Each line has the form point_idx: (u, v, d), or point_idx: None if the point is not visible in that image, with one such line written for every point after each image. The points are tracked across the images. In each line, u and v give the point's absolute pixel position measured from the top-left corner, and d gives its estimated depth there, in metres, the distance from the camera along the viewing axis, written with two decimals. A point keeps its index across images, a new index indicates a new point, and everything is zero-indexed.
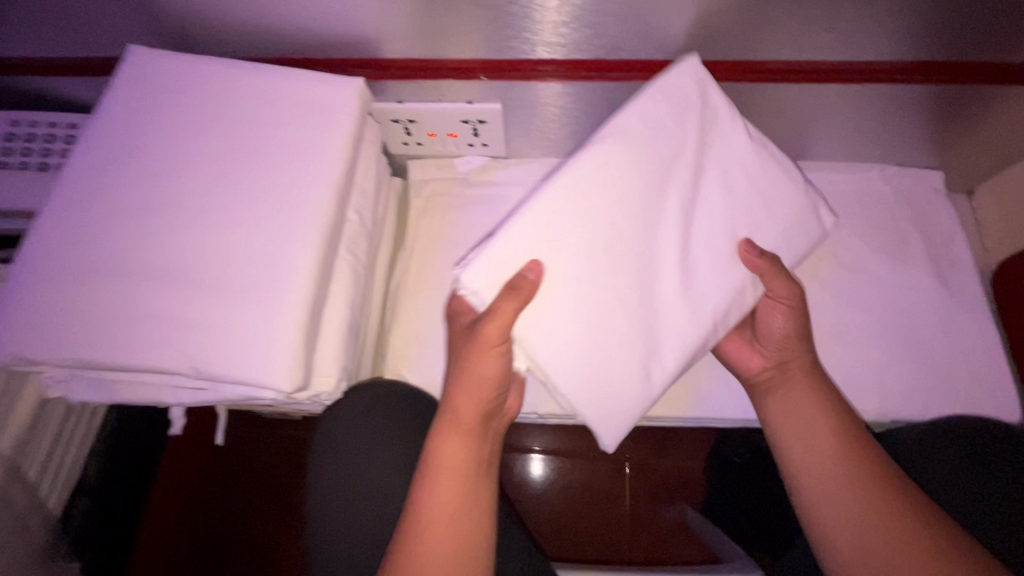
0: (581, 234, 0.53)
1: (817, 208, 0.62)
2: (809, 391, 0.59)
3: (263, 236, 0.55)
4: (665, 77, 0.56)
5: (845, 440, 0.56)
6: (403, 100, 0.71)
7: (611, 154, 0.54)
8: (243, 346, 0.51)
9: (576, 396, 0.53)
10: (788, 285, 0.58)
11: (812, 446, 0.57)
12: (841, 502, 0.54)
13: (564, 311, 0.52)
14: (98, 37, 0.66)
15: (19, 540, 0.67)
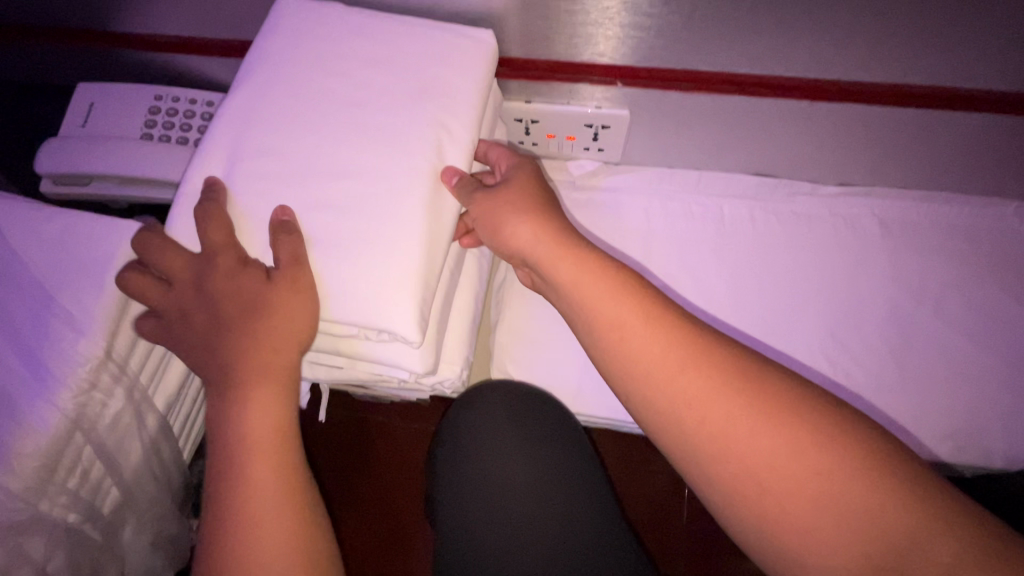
0: (276, 164, 0.52)
1: (468, 31, 0.58)
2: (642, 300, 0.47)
3: (395, 194, 0.51)
4: (390, 21, 0.58)
5: (802, 449, 0.39)
6: (532, 101, 0.71)
7: (258, 80, 0.55)
8: (374, 304, 0.49)
9: (370, 314, 0.49)
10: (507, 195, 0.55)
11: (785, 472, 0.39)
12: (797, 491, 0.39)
13: (344, 271, 0.50)
14: (242, 23, 0.69)
15: (155, 506, 0.57)
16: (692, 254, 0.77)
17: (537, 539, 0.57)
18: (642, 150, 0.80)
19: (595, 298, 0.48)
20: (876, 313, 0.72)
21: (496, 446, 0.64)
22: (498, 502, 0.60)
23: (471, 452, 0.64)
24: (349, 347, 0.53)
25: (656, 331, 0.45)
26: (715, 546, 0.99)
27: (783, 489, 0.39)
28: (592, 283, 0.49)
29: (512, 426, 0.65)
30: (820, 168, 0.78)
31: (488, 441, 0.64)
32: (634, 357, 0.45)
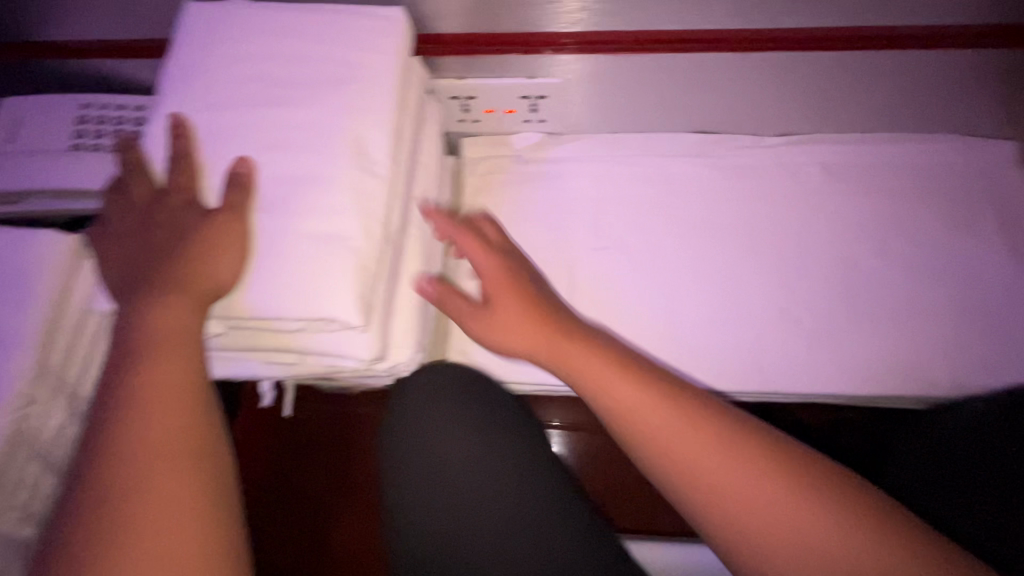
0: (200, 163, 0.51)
1: (383, 15, 0.58)
2: (599, 359, 0.49)
3: (322, 188, 0.51)
4: (302, 14, 0.57)
5: (771, 470, 0.40)
6: (464, 76, 0.71)
7: (174, 85, 0.54)
8: (308, 293, 0.48)
9: (303, 305, 0.48)
10: (519, 302, 0.55)
11: (738, 483, 0.40)
12: (781, 510, 0.39)
13: (275, 267, 0.49)
14: (159, 22, 0.67)
15: None
16: (641, 218, 0.77)
17: (480, 539, 0.56)
18: (584, 119, 0.79)
19: (604, 379, 0.48)
20: (822, 259, 0.73)
21: (441, 440, 0.61)
22: (441, 501, 0.58)
23: (413, 448, 0.61)
24: (295, 342, 0.51)
25: (631, 374, 0.47)
26: None
27: (734, 492, 0.40)
28: (582, 360, 0.50)
29: (453, 418, 0.62)
30: (759, 121, 0.79)
31: (428, 433, 0.61)
32: (620, 405, 0.46)
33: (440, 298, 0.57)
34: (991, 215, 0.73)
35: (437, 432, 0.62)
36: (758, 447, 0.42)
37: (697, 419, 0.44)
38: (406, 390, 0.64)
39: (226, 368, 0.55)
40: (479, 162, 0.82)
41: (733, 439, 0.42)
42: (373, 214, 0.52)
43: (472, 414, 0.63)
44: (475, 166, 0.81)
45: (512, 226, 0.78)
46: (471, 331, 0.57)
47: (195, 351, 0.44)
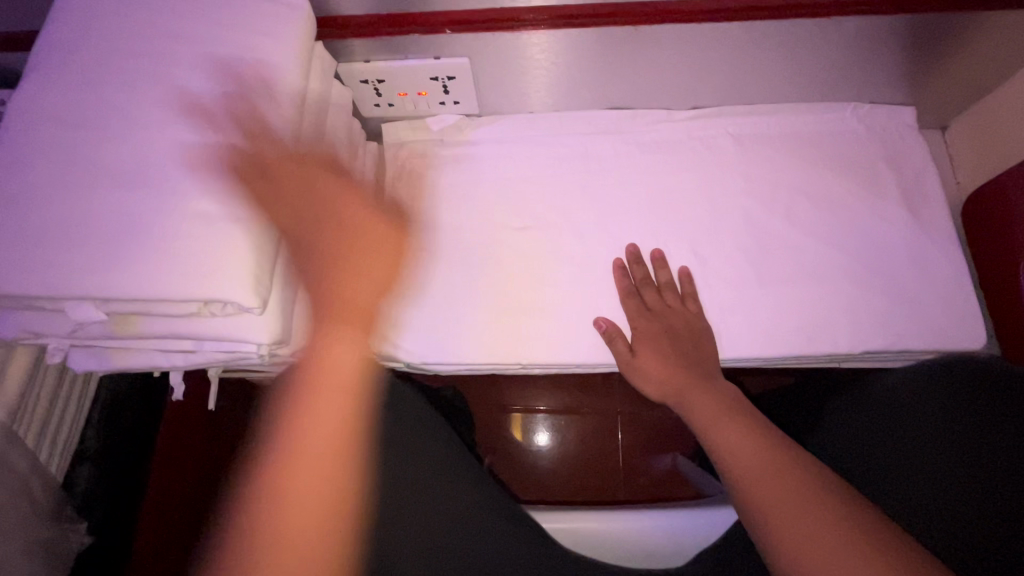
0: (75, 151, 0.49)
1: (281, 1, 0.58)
2: (710, 397, 0.57)
3: (210, 166, 0.50)
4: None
5: (782, 473, 0.48)
6: (371, 60, 0.70)
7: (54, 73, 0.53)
8: (200, 273, 0.46)
9: (195, 284, 0.46)
10: (659, 364, 0.63)
11: (778, 503, 0.46)
12: (781, 497, 0.46)
13: (161, 246, 0.46)
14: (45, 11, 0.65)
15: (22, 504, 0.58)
16: (559, 196, 0.77)
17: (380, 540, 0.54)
18: (500, 101, 0.80)
19: (718, 427, 0.54)
20: (734, 227, 0.75)
21: (331, 443, 0.58)
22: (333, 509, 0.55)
23: None
24: (187, 328, 0.50)
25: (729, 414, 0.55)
26: (654, 473, 1.10)
27: (782, 513, 0.45)
28: (701, 396, 0.58)
29: (331, 418, 0.59)
30: (673, 96, 0.80)
31: (305, 439, 0.57)
32: (721, 437, 0.53)
33: (610, 336, 0.68)
34: (892, 178, 0.75)
35: (315, 437, 0.58)
36: (780, 459, 0.49)
37: (736, 444, 0.51)
38: (277, 397, 0.60)
39: (124, 359, 0.54)
40: (400, 146, 0.81)
41: (753, 453, 0.50)
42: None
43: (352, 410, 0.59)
44: (395, 153, 0.81)
45: (432, 208, 0.77)
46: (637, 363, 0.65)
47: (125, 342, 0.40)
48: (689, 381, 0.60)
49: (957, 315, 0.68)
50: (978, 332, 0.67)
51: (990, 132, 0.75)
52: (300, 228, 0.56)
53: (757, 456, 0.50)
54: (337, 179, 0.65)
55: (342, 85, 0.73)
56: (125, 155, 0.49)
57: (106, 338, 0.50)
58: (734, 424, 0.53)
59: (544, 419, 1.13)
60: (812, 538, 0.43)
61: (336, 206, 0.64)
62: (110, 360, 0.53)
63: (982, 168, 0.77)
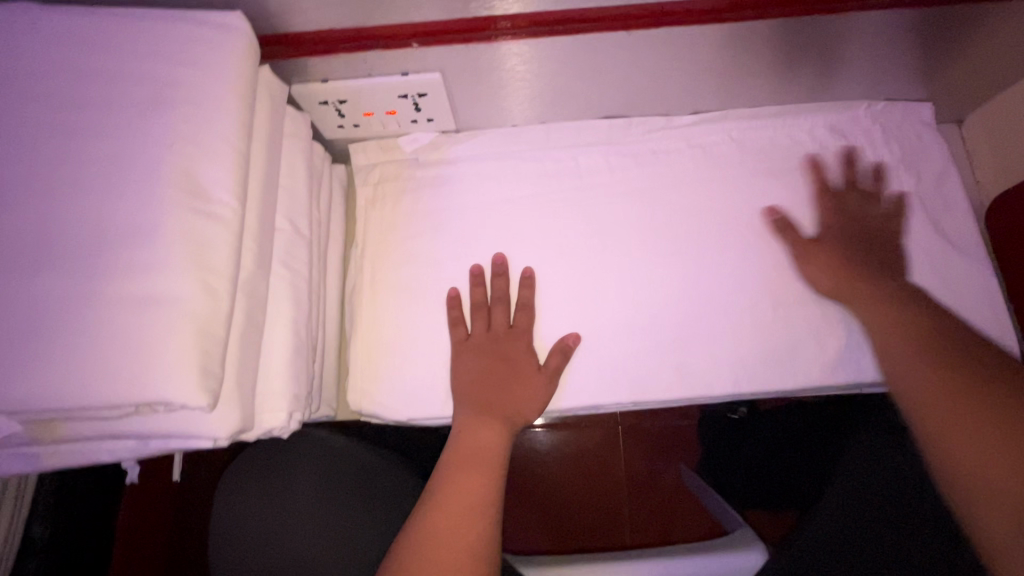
0: None
1: (211, 17, 0.47)
2: (887, 316, 0.57)
3: (135, 238, 0.41)
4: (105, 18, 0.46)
5: (992, 420, 0.46)
6: (330, 80, 0.61)
7: None
8: (131, 374, 0.38)
9: (125, 388, 0.38)
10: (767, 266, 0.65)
11: (952, 417, 0.48)
12: (972, 433, 0.46)
13: (81, 344, 0.38)
14: None
15: None
16: (550, 218, 0.70)
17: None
18: (481, 115, 0.72)
19: (902, 364, 0.54)
20: (742, 246, 0.68)
21: (272, 519, 0.61)
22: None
23: (244, 538, 0.60)
24: (129, 427, 0.42)
25: (898, 322, 0.56)
26: (660, 487, 1.05)
27: (959, 445, 0.47)
28: (894, 339, 0.55)
29: (284, 496, 0.62)
30: (670, 100, 0.72)
31: (260, 519, 0.61)
32: (900, 374, 0.53)
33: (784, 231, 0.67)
34: (912, 183, 0.69)
35: (267, 517, 0.61)
36: (981, 391, 0.48)
37: (906, 373, 0.53)
38: (227, 480, 0.64)
39: (61, 458, 0.46)
40: (371, 170, 0.73)
41: (938, 386, 0.50)
42: (218, 267, 0.42)
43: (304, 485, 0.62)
44: (367, 178, 0.73)
45: (409, 240, 0.69)
46: (833, 282, 0.63)
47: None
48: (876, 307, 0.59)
49: (986, 336, 0.63)
50: (1008, 352, 0.63)
51: (1012, 129, 0.69)
52: (255, 294, 0.48)
53: (937, 385, 0.50)
54: (300, 222, 0.57)
55: (298, 108, 0.64)
56: (30, 228, 0.40)
57: (27, 443, 0.42)
58: (918, 359, 0.53)
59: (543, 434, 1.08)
60: (966, 447, 0.46)
61: (301, 255, 0.56)
62: (46, 463, 0.46)
63: (1003, 168, 0.71)
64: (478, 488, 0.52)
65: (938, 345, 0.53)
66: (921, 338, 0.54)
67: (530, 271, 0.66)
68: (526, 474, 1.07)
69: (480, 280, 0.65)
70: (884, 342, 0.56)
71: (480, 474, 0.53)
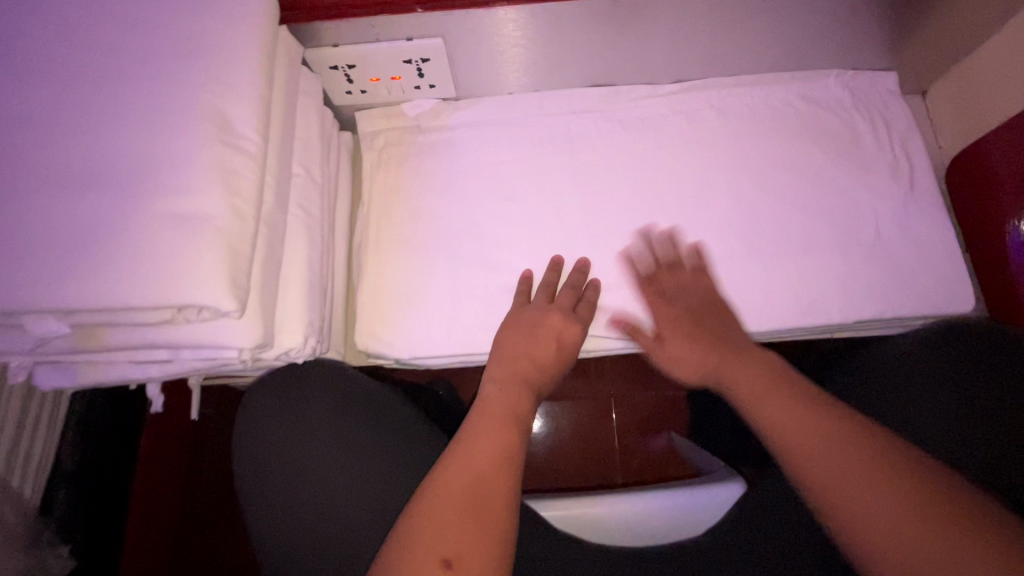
0: (16, 148, 0.45)
1: None
2: (758, 382, 0.54)
3: (171, 163, 0.46)
4: None
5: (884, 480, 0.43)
6: (340, 45, 0.66)
7: None
8: (168, 279, 0.43)
9: (163, 292, 0.43)
10: (696, 351, 0.62)
11: (857, 486, 0.43)
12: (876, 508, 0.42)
13: (124, 253, 0.43)
14: None
15: None
16: (542, 179, 0.74)
17: (330, 535, 0.57)
18: (478, 83, 0.77)
19: (787, 423, 0.49)
20: (723, 203, 0.72)
21: (290, 439, 0.62)
22: (294, 507, 0.59)
23: (262, 454, 0.62)
24: (162, 335, 0.47)
25: (776, 389, 0.53)
26: (652, 454, 1.10)
27: (839, 489, 0.44)
28: (776, 400, 0.51)
29: (304, 417, 0.63)
30: (654, 70, 0.78)
31: (278, 438, 0.62)
32: (795, 445, 0.47)
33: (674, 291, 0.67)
34: (880, 144, 0.74)
35: (285, 436, 0.62)
36: (839, 430, 0.46)
37: (802, 438, 0.47)
38: (248, 403, 0.65)
39: (96, 372, 0.50)
40: (376, 136, 0.78)
41: (805, 424, 0.48)
42: (243, 194, 0.47)
43: (324, 408, 0.63)
44: (372, 143, 0.78)
45: (411, 198, 0.74)
46: (711, 371, 0.60)
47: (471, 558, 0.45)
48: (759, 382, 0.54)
49: (947, 281, 0.68)
50: (966, 295, 0.68)
51: (969, 96, 0.75)
52: (274, 226, 0.53)
53: (806, 421, 0.48)
54: (312, 171, 0.61)
55: (310, 72, 0.69)
56: (77, 154, 0.45)
57: (70, 352, 0.47)
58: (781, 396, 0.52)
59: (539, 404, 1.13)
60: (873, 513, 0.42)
61: (313, 200, 0.60)
62: (83, 375, 0.50)
63: (964, 132, 0.77)
64: (504, 445, 0.53)
65: (783, 380, 0.53)
66: (773, 379, 0.54)
67: (588, 262, 0.68)
68: None
69: (559, 271, 0.67)
70: (765, 407, 0.52)
71: (503, 432, 0.54)
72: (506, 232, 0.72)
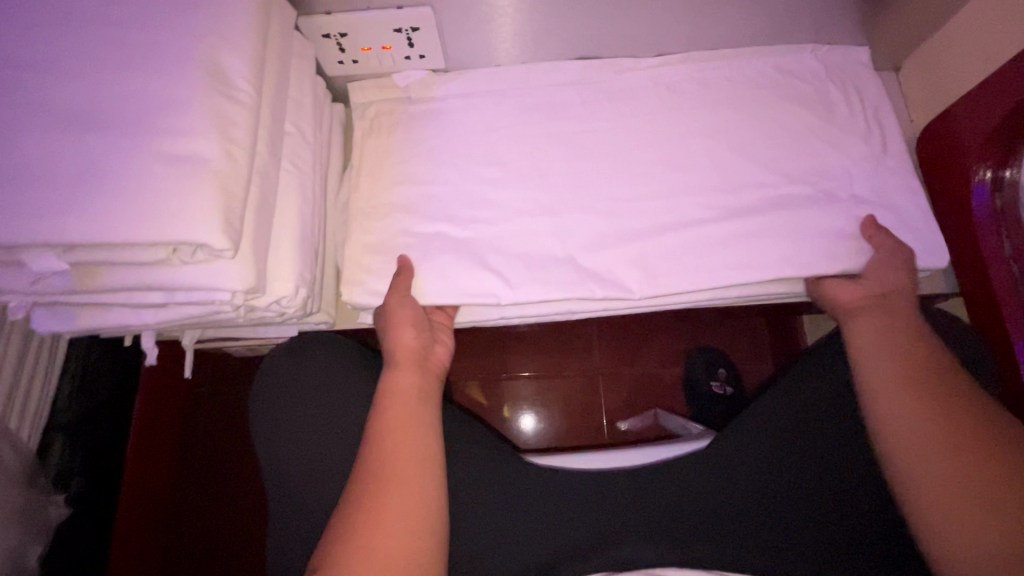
0: (20, 92, 0.47)
1: None
2: (881, 346, 0.62)
3: (166, 108, 0.47)
4: None
5: (959, 463, 0.54)
6: (332, 12, 0.68)
7: None
8: (164, 214, 0.45)
9: (159, 228, 0.44)
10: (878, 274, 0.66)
11: (933, 469, 0.55)
12: (947, 484, 0.54)
13: (120, 191, 0.45)
14: None
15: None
16: (529, 147, 0.76)
17: (331, 477, 0.65)
18: (467, 56, 0.79)
19: (891, 395, 0.59)
20: (703, 170, 0.74)
21: (299, 399, 0.68)
22: (292, 454, 0.66)
23: (273, 410, 0.68)
24: (156, 275, 0.48)
25: (902, 357, 0.61)
26: (638, 429, 1.12)
27: (918, 468, 0.55)
28: (878, 367, 0.61)
29: (308, 381, 0.69)
30: (637, 43, 0.80)
31: (288, 398, 0.69)
32: (894, 418, 0.58)
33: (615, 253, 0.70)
34: (854, 114, 0.76)
35: (294, 398, 0.69)
36: (933, 413, 0.57)
37: (904, 416, 0.58)
38: (266, 365, 0.72)
39: (96, 314, 0.52)
40: (368, 107, 0.79)
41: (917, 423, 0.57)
42: (237, 141, 0.49)
43: (329, 375, 0.69)
44: (363, 113, 0.79)
45: (400, 167, 0.75)
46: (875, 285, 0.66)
47: (399, 522, 0.54)
48: (873, 347, 0.63)
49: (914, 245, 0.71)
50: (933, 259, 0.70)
51: (940, 69, 0.78)
52: (268, 177, 0.54)
53: (924, 403, 0.57)
54: (305, 131, 0.63)
55: (303, 39, 0.71)
56: (76, 99, 0.47)
57: (70, 292, 0.49)
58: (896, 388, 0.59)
59: (529, 381, 1.15)
60: (942, 488, 0.54)
61: (306, 160, 0.62)
62: (82, 317, 0.52)
63: (936, 105, 0.79)
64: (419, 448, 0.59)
65: (905, 351, 0.61)
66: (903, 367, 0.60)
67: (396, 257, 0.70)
68: (513, 418, 1.13)
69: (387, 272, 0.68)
70: (879, 371, 0.61)
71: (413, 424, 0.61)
72: (492, 198, 0.73)
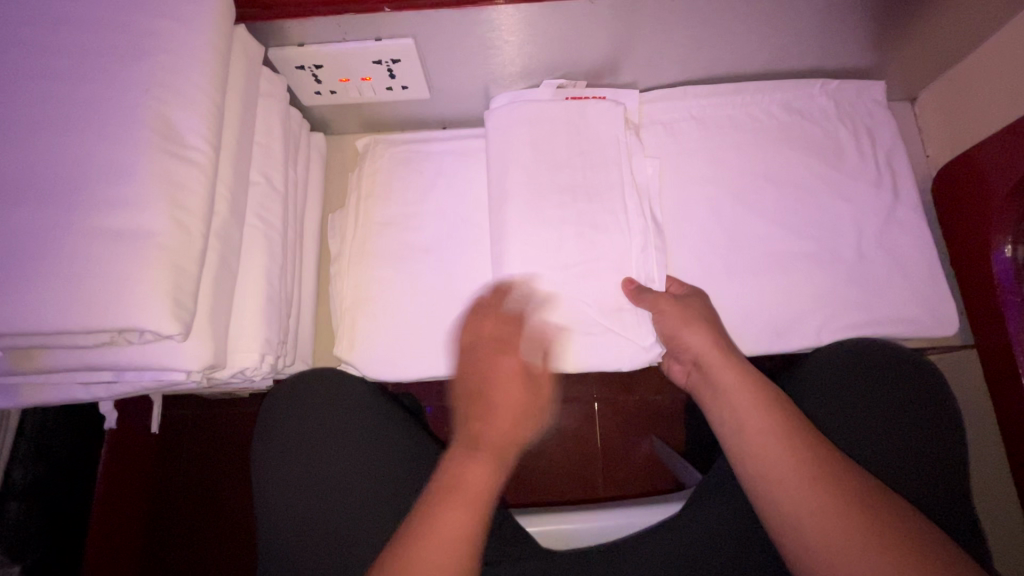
0: None
1: None
2: (746, 396, 0.53)
3: (110, 176, 0.43)
4: None
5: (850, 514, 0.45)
6: (305, 44, 0.63)
7: None
8: (105, 300, 0.40)
9: (98, 316, 0.40)
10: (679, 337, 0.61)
11: (823, 521, 0.45)
12: (843, 536, 0.44)
13: (55, 273, 0.40)
14: None
15: None
16: None
17: (319, 527, 0.61)
18: (454, 86, 0.73)
19: (762, 441, 0.50)
20: (699, 219, 0.70)
21: (297, 440, 0.66)
22: (284, 490, 0.63)
23: (271, 448, 0.66)
24: (100, 357, 0.44)
25: (763, 400, 0.52)
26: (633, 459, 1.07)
27: (813, 522, 0.45)
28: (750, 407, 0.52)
29: (306, 423, 0.67)
30: (637, 74, 0.74)
31: (289, 437, 0.66)
32: (773, 472, 0.48)
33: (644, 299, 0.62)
34: (864, 157, 0.71)
35: (295, 435, 0.66)
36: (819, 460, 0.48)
37: (776, 462, 0.48)
38: (269, 401, 0.69)
39: (41, 390, 0.48)
40: None
41: (787, 456, 0.48)
42: (190, 209, 0.44)
43: (331, 417, 0.67)
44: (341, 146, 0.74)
45: None
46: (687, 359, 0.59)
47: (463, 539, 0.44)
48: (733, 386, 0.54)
49: (925, 300, 0.67)
50: (947, 316, 0.66)
51: (962, 105, 0.72)
52: (228, 240, 0.50)
53: (792, 450, 0.49)
54: (273, 178, 0.59)
55: (274, 71, 0.66)
56: (8, 167, 0.43)
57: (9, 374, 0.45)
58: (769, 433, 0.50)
59: None
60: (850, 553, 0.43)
61: (274, 211, 0.58)
62: (24, 394, 0.48)
63: (955, 143, 0.74)
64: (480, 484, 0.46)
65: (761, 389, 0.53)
66: (764, 406, 0.51)
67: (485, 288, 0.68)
68: None
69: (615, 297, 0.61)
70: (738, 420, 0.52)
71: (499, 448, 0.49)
72: None
